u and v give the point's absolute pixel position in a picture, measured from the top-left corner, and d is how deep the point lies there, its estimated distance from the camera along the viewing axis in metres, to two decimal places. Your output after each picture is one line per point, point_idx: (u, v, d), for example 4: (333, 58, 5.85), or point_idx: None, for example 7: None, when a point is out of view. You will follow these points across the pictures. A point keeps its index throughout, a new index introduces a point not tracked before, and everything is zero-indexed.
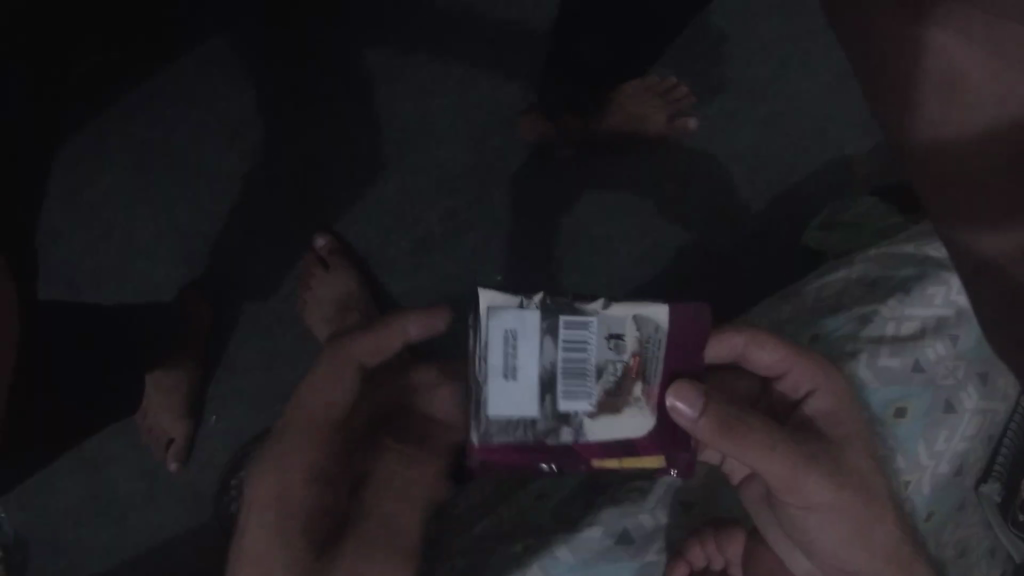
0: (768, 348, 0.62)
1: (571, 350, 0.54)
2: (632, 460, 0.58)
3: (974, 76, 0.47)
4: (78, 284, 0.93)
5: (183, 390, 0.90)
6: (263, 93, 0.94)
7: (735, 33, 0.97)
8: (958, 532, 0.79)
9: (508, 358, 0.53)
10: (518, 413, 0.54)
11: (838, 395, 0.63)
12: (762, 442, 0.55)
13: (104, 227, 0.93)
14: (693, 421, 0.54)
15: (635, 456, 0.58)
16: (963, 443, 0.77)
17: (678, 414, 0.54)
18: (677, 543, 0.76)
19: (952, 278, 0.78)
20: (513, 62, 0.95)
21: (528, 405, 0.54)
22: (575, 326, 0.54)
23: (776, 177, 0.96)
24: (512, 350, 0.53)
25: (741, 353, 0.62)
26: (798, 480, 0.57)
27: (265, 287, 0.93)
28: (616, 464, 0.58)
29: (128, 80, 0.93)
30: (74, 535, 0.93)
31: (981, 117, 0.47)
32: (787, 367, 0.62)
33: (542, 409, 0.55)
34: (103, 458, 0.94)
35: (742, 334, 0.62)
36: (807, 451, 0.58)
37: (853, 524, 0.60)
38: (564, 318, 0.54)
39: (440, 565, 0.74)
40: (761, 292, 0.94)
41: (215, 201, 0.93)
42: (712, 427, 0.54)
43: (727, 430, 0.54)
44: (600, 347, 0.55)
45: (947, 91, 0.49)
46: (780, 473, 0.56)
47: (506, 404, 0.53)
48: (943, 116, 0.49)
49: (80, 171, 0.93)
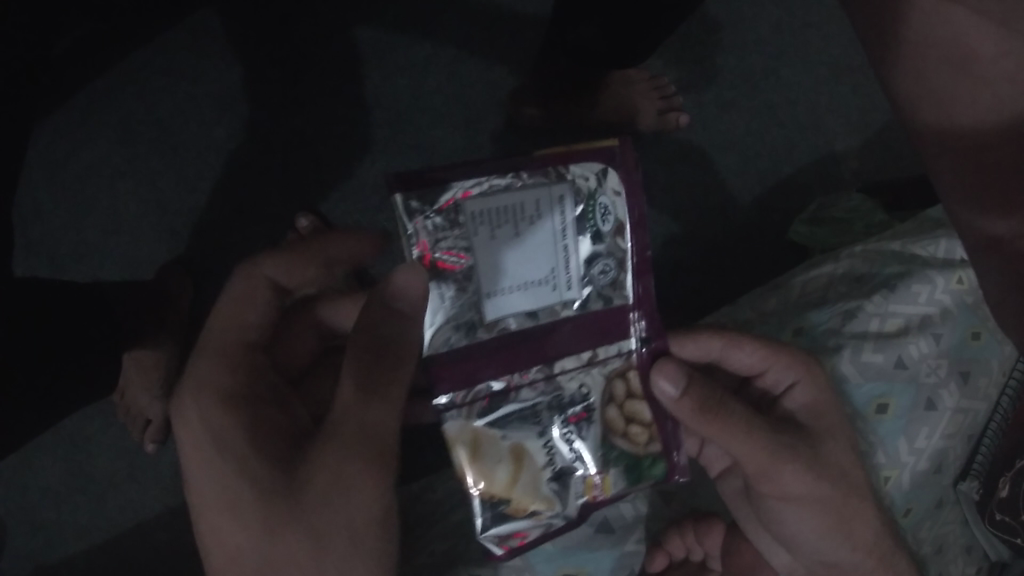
0: (747, 351, 0.63)
1: (497, 222, 0.49)
2: (636, 410, 0.58)
3: (976, 62, 0.50)
4: (58, 257, 0.91)
5: (163, 370, 0.88)
6: (253, 68, 0.92)
7: (736, 21, 0.96)
8: (937, 530, 0.81)
9: (461, 281, 0.51)
10: (507, 321, 0.53)
11: (821, 388, 0.63)
12: (746, 426, 0.55)
13: (86, 200, 0.91)
14: (674, 400, 0.55)
15: (635, 396, 0.58)
16: (942, 442, 0.77)
17: (662, 394, 0.55)
18: (657, 534, 0.77)
19: (937, 276, 0.78)
20: (509, 44, 0.94)
21: (510, 308, 0.52)
22: (496, 210, 0.49)
23: (768, 169, 0.95)
24: (464, 270, 0.50)
25: (717, 356, 0.63)
26: (775, 470, 0.57)
27: (248, 266, 0.92)
28: (624, 424, 0.58)
29: (113, 50, 0.90)
30: (50, 513, 0.92)
31: (984, 106, 0.50)
32: (767, 368, 0.63)
33: (520, 315, 0.53)
34: (80, 437, 0.92)
35: (720, 339, 0.62)
36: (789, 439, 0.58)
37: (835, 515, 0.61)
38: (469, 202, 0.49)
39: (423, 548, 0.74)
40: (747, 285, 0.94)
41: (200, 177, 0.92)
42: (692, 410, 0.55)
43: (707, 413, 0.54)
44: (528, 217, 0.50)
45: (955, 74, 0.51)
46: (759, 461, 0.56)
47: (494, 324, 0.52)
48: (954, 94, 0.51)
49: (64, 142, 0.91)
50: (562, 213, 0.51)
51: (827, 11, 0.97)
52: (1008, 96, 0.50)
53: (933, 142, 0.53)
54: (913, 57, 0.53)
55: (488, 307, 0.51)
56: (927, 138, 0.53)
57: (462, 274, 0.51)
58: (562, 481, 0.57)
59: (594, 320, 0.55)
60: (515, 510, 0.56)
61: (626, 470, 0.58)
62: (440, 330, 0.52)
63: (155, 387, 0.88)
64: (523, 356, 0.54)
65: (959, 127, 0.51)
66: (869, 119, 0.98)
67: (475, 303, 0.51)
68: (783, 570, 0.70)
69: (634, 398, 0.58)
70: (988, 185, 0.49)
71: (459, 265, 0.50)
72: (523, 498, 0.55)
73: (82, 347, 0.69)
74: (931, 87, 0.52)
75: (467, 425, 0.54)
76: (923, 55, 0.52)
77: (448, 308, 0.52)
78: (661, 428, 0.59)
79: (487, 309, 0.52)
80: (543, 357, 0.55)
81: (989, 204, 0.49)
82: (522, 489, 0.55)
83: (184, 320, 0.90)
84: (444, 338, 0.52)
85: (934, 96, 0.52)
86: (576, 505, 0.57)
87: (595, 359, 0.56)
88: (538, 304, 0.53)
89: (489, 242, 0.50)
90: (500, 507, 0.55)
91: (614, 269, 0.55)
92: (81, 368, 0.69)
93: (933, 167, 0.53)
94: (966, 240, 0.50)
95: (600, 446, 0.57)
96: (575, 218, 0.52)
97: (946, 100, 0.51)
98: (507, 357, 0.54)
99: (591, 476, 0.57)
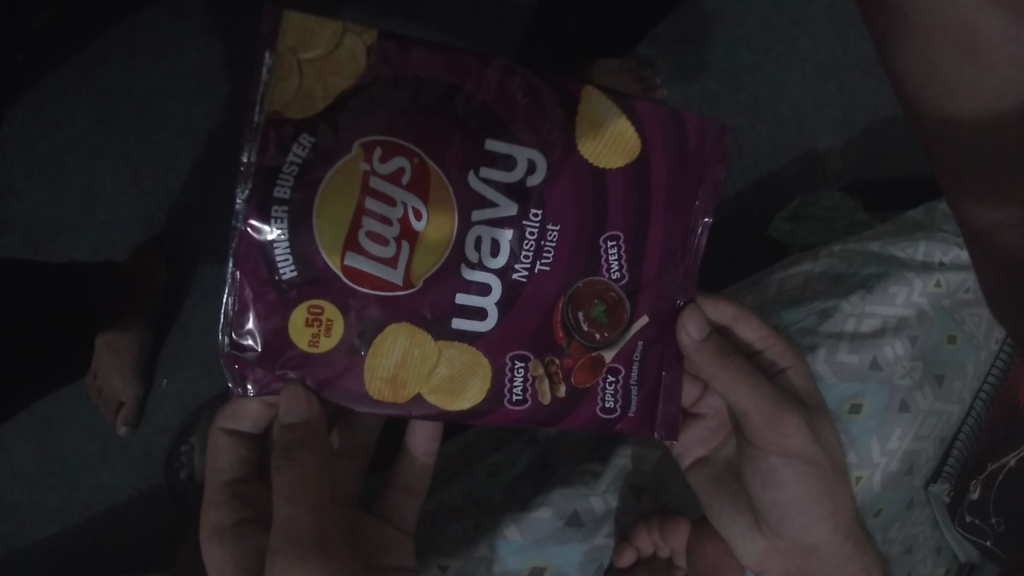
0: (755, 326, 0.63)
1: (531, 93, 0.53)
2: (420, 252, 0.50)
3: (984, 43, 0.47)
4: (32, 236, 0.89)
5: (139, 352, 0.87)
6: (235, 47, 0.90)
7: (726, 13, 0.94)
8: (907, 530, 0.81)
9: (516, 162, 0.52)
10: (490, 188, 0.51)
11: (809, 373, 0.65)
12: (752, 378, 0.58)
13: (61, 177, 0.89)
14: (695, 345, 0.58)
15: (412, 234, 0.50)
16: (914, 443, 0.78)
17: (686, 335, 0.57)
18: (627, 527, 0.78)
19: (915, 279, 0.79)
20: (493, 31, 0.92)
21: (501, 175, 0.52)
22: (540, 82, 0.53)
23: (750, 165, 0.95)
24: (514, 150, 0.52)
25: (730, 324, 0.63)
26: (781, 422, 0.59)
27: (226, 249, 0.92)
28: (419, 263, 0.51)
29: (91, 25, 0.88)
30: (18, 496, 0.90)
31: (986, 93, 0.48)
32: (766, 347, 0.64)
33: (495, 178, 0.51)
34: (52, 419, 0.90)
35: (733, 307, 0.62)
36: (789, 405, 0.60)
37: (820, 491, 0.62)
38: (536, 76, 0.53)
39: (381, 524, 0.66)
40: (725, 280, 0.94)
41: (178, 157, 0.90)
42: (708, 355, 0.58)
43: (717, 364, 0.58)
44: (534, 86, 0.53)
45: (959, 56, 0.49)
46: (766, 413, 0.59)
47: (501, 189, 0.52)
48: (957, 79, 0.49)
49: (40, 118, 0.88)
50: (532, 80, 0.53)
51: (815, 9, 0.97)
52: (1013, 81, 0.47)
53: (935, 131, 0.51)
54: (913, 39, 0.50)
55: (502, 177, 0.52)
56: (929, 125, 0.51)
57: (516, 160, 0.52)
58: (481, 348, 0.53)
59: (645, 238, 0.56)
60: (392, 371, 0.52)
61: (542, 378, 0.55)
62: (474, 229, 0.51)
63: (128, 371, 0.86)
64: (570, 252, 0.54)
65: (959, 116, 0.50)
66: (853, 120, 0.98)
67: (493, 177, 0.51)
68: (752, 564, 0.68)
69: (416, 244, 0.50)
70: (981, 181, 0.49)
71: (526, 146, 0.52)
72: (396, 353, 0.52)
73: (61, 330, 0.68)
74: (934, 70, 0.50)
75: (466, 313, 0.52)
76: (923, 31, 0.49)
77: (496, 195, 0.52)
78: (531, 323, 0.54)
79: (505, 177, 0.52)
80: (475, 233, 0.51)
81: (992, 198, 0.48)
82: (398, 352, 0.52)
83: (158, 303, 0.88)
84: (477, 240, 0.52)
85: (936, 81, 0.50)
86: (512, 390, 0.54)
87: (485, 226, 0.52)
88: (488, 181, 0.51)
89: (564, 150, 0.53)
90: (384, 368, 0.52)
91: (248, 147, 0.47)
92: (57, 348, 0.68)
93: (934, 157, 0.52)
94: (965, 231, 0.50)
95: (596, 349, 0.56)
96: (525, 82, 0.53)
97: (953, 83, 0.49)
98: (553, 248, 0.53)
99: (537, 364, 0.55)
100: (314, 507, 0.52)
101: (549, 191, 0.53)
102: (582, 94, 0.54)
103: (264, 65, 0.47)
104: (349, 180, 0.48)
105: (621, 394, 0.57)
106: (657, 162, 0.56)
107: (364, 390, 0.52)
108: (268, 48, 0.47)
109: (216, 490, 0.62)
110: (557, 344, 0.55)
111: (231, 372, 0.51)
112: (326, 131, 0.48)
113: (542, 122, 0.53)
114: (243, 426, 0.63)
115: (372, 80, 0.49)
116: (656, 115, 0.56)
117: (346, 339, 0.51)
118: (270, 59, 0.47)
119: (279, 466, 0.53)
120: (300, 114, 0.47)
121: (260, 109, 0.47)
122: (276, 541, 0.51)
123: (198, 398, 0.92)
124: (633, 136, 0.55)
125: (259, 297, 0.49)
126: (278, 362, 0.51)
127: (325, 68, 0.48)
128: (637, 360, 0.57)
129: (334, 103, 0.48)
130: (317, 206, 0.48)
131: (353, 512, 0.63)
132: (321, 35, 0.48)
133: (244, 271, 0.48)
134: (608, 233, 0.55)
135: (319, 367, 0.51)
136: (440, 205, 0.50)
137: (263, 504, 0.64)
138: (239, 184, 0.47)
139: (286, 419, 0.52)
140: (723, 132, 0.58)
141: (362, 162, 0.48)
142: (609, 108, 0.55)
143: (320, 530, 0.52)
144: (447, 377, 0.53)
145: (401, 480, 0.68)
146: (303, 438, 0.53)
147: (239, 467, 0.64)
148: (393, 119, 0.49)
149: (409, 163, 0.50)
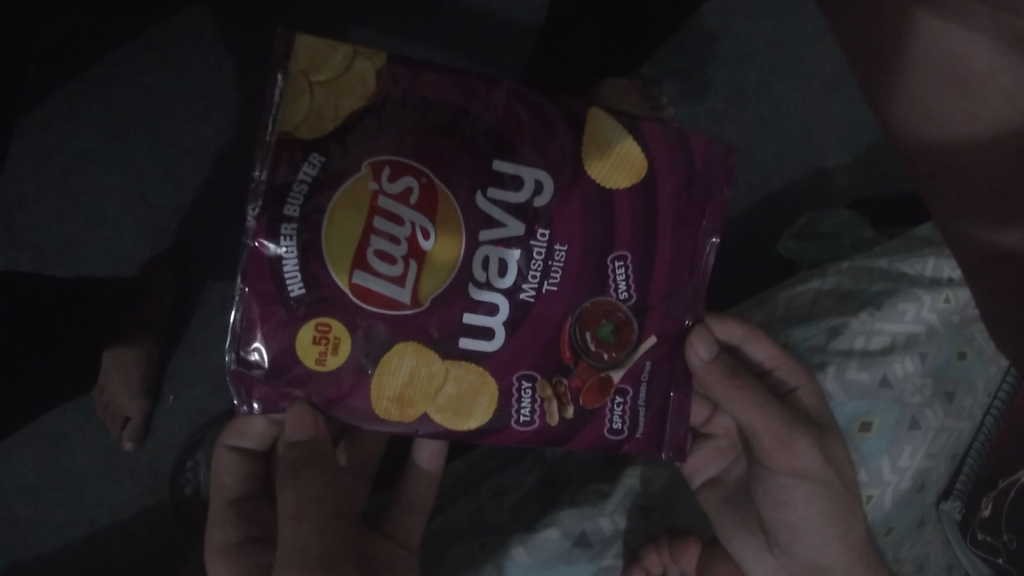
0: (763, 345, 0.63)
1: (538, 115, 0.53)
2: (429, 271, 0.50)
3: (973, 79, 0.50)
4: (42, 250, 0.90)
5: (146, 367, 0.87)
6: (244, 67, 0.91)
7: (732, 30, 0.95)
8: (920, 548, 0.80)
9: (525, 182, 0.52)
10: (498, 208, 0.51)
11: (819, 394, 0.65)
12: (762, 398, 0.58)
13: (70, 192, 0.90)
14: (704, 365, 0.57)
15: (421, 251, 0.50)
16: (925, 460, 0.77)
17: (695, 355, 0.57)
18: (635, 547, 0.78)
19: (924, 295, 0.78)
20: (500, 51, 0.93)
21: (510, 195, 0.52)
22: (548, 104, 0.53)
23: (757, 182, 0.95)
24: (521, 170, 0.52)
25: (739, 342, 0.63)
26: (792, 442, 0.58)
27: (233, 265, 0.92)
28: (428, 282, 0.51)
29: (99, 43, 0.89)
30: (22, 511, 0.90)
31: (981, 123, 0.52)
32: (776, 366, 0.64)
33: (503, 198, 0.52)
34: (58, 433, 0.90)
35: (742, 326, 0.63)
36: (800, 425, 0.59)
37: (832, 510, 0.62)
38: (544, 98, 0.54)
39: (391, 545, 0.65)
40: (732, 296, 0.94)
41: (186, 174, 0.91)
42: (718, 375, 0.58)
43: (727, 384, 0.58)
44: (541, 109, 0.53)
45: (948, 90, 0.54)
46: (776, 434, 0.58)
47: (508, 210, 0.52)
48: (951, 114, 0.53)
49: (50, 134, 0.89)
50: (540, 103, 0.53)
51: (822, 27, 0.97)
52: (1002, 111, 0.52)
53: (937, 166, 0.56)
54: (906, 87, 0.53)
55: (510, 197, 0.52)
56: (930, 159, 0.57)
57: (524, 181, 0.52)
58: (489, 368, 0.53)
59: (652, 257, 0.56)
60: (400, 389, 0.52)
61: (550, 399, 0.55)
62: (482, 249, 0.51)
63: (136, 386, 0.86)
64: (578, 271, 0.54)
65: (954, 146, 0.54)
66: (860, 137, 0.98)
67: (501, 197, 0.51)
68: None
69: (424, 262, 0.50)
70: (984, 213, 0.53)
71: (534, 167, 0.52)
72: (404, 370, 0.51)
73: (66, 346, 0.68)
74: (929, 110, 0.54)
75: (474, 334, 0.52)
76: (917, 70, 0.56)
77: (503, 215, 0.52)
78: (537, 343, 0.54)
79: (512, 198, 0.52)
80: (483, 253, 0.51)
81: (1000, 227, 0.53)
82: (405, 370, 0.51)
83: (166, 317, 0.88)
84: (485, 260, 0.52)
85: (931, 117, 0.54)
86: (520, 410, 0.54)
87: (493, 246, 0.52)
88: (496, 202, 0.51)
89: (571, 170, 0.53)
90: (391, 386, 0.52)
91: (259, 165, 0.47)
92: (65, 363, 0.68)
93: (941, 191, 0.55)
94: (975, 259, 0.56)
95: (603, 369, 0.56)
96: (533, 103, 0.53)
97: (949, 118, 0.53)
98: (560, 268, 0.53)
99: (542, 385, 0.54)
100: (319, 525, 0.52)
101: (556, 211, 0.53)
102: (589, 115, 0.54)
103: (277, 87, 0.47)
104: (359, 200, 0.48)
105: (629, 414, 0.57)
106: (663, 182, 0.56)
107: (370, 409, 0.52)
108: (281, 71, 0.47)
109: (221, 508, 0.62)
110: (565, 364, 0.55)
111: (238, 390, 0.50)
112: (336, 152, 0.48)
113: (550, 142, 0.53)
114: (249, 444, 0.63)
115: (381, 101, 0.49)
116: (663, 136, 0.56)
117: (354, 359, 0.51)
118: (283, 82, 0.47)
119: (283, 486, 0.52)
120: (310, 134, 0.48)
121: (271, 130, 0.47)
122: (281, 560, 0.51)
123: (203, 414, 0.92)
124: (639, 157, 0.55)
125: (268, 315, 0.49)
126: (285, 381, 0.50)
127: (336, 90, 0.48)
128: (645, 381, 0.57)
129: (344, 123, 0.48)
130: (327, 225, 0.48)
131: (360, 533, 0.62)
132: (333, 58, 0.49)
133: (252, 288, 0.48)
134: (616, 253, 0.55)
135: (326, 386, 0.51)
136: (448, 226, 0.50)
137: (269, 522, 0.63)
138: (250, 203, 0.47)
139: (292, 437, 0.52)
140: (729, 152, 0.58)
141: (370, 182, 0.49)
142: (616, 129, 0.55)
143: (324, 549, 0.51)
144: (455, 395, 0.53)
145: (408, 497, 0.68)
146: (307, 457, 0.52)
147: (244, 485, 0.63)
148: (403, 140, 0.49)
149: (417, 183, 0.50)
